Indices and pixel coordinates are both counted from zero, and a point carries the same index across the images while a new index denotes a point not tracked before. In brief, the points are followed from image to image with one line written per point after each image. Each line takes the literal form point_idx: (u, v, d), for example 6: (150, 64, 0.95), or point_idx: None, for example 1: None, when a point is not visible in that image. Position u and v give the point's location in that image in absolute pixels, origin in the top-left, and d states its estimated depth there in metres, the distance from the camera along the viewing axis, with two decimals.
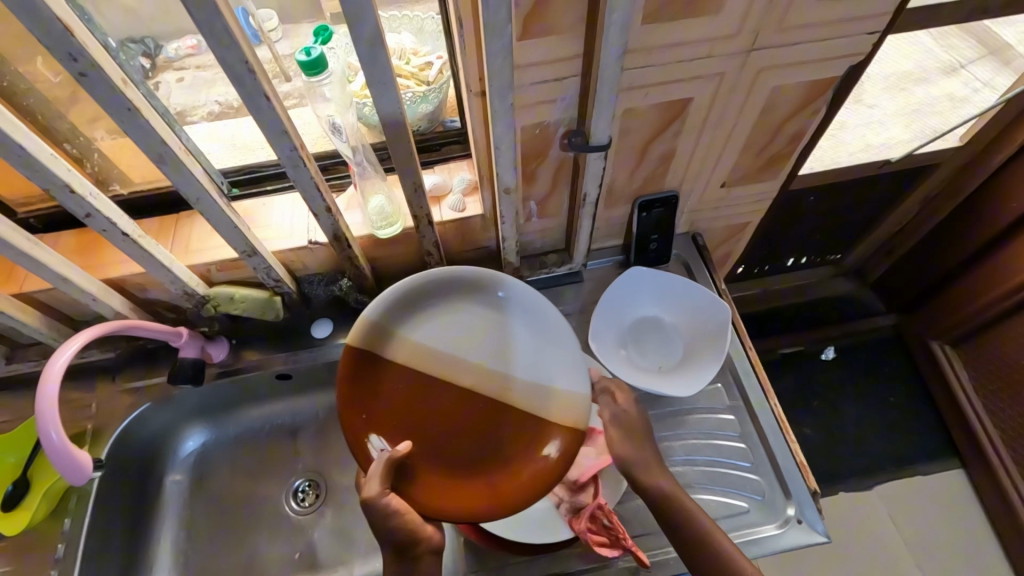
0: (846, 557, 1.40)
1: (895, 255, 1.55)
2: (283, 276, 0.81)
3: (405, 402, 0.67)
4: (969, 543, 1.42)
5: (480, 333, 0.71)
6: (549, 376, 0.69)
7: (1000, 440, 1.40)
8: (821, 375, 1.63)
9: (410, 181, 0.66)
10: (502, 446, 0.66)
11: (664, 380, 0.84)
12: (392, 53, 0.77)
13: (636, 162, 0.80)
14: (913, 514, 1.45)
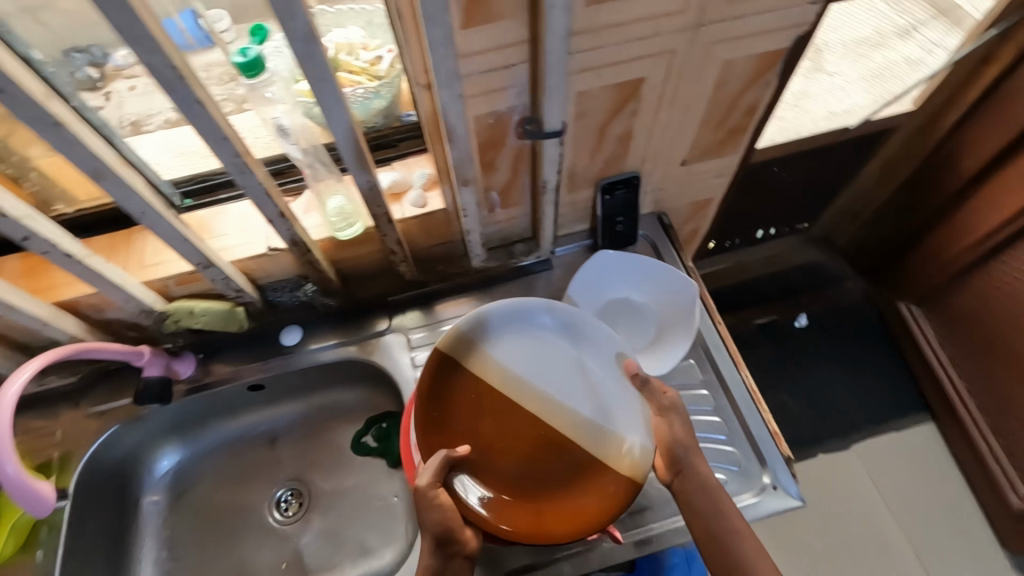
0: (828, 516, 1.44)
1: (861, 219, 1.59)
2: (243, 285, 0.79)
3: (474, 414, 0.70)
4: (943, 492, 1.48)
5: (563, 367, 0.73)
6: (613, 416, 0.71)
7: (968, 391, 1.45)
8: (796, 342, 1.66)
9: (364, 179, 0.65)
10: (562, 474, 0.68)
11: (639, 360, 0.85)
12: (339, 49, 0.74)
13: (595, 145, 0.79)
14: (889, 469, 1.50)
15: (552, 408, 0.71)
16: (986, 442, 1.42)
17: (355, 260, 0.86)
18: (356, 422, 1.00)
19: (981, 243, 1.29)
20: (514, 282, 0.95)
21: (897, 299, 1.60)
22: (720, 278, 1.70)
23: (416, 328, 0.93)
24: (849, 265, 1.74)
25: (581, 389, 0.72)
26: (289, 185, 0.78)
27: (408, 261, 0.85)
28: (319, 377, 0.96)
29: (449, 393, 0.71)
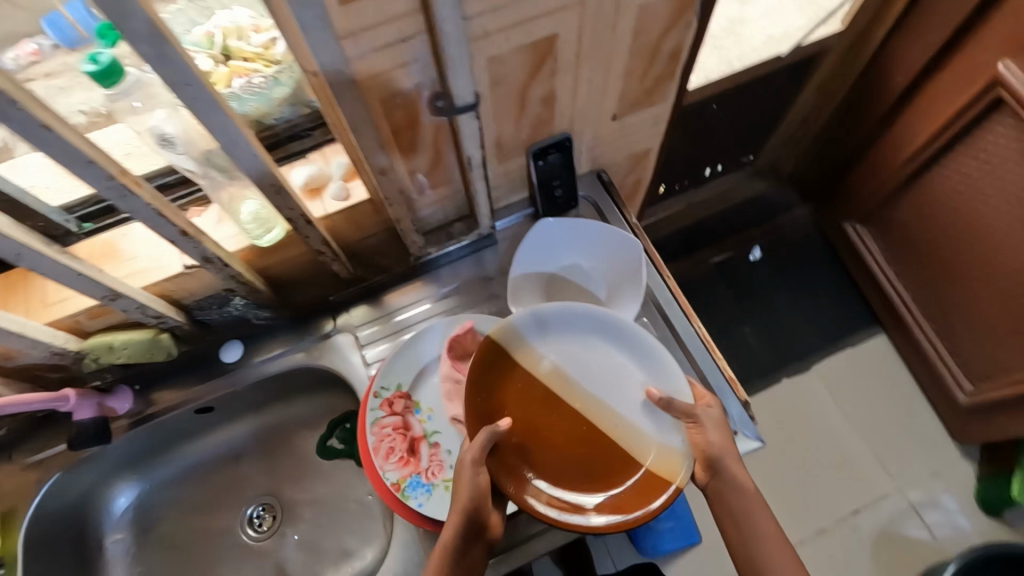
0: (795, 437, 1.51)
1: (802, 145, 1.60)
2: (163, 310, 0.73)
3: (519, 402, 0.64)
4: (900, 399, 1.56)
5: (610, 376, 0.67)
6: (654, 429, 0.65)
7: (916, 306, 1.50)
8: (752, 275, 1.69)
9: (268, 182, 0.59)
10: (605, 473, 0.62)
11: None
12: (227, 34, 0.68)
13: (518, 112, 0.75)
14: (847, 385, 1.57)
15: (593, 413, 0.65)
16: (933, 347, 1.47)
17: (284, 265, 0.81)
18: (318, 427, 0.97)
19: (911, 159, 1.31)
20: (458, 263, 0.91)
21: (842, 219, 1.62)
22: (673, 221, 1.70)
23: (363, 325, 0.89)
24: (795, 192, 1.76)
25: (624, 396, 0.67)
26: (195, 195, 0.71)
27: (340, 259, 0.80)
28: (270, 389, 0.92)
29: (493, 378, 0.64)
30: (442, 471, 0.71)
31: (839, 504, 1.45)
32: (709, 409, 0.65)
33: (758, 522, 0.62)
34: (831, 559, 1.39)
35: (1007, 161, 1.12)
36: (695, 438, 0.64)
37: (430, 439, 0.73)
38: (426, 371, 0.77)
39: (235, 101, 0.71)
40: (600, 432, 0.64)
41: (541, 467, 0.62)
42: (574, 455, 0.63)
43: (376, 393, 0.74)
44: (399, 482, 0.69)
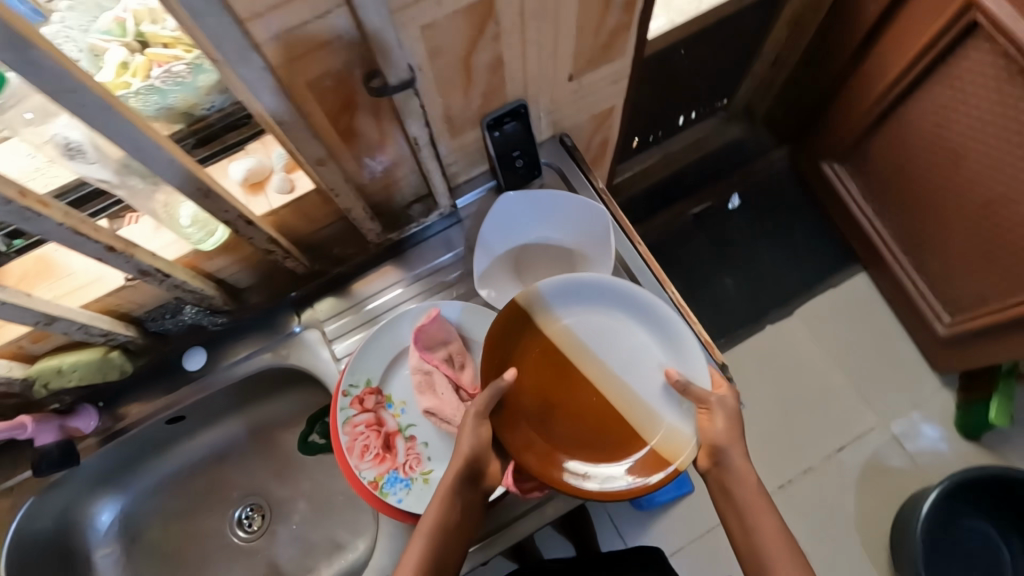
0: (781, 382, 1.52)
1: (776, 84, 1.55)
2: (110, 327, 0.70)
3: (536, 369, 0.65)
4: (886, 337, 1.55)
5: (630, 353, 0.67)
6: (664, 411, 0.64)
7: (895, 244, 1.49)
8: (731, 225, 1.67)
9: (193, 188, 0.55)
10: (610, 444, 0.63)
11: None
12: (137, 18, 0.64)
13: (465, 82, 0.69)
14: (830, 327, 1.57)
15: (607, 387, 0.65)
16: (912, 282, 1.47)
17: (234, 266, 0.77)
18: (297, 424, 0.95)
19: (886, 94, 1.27)
20: (421, 246, 0.87)
21: (819, 159, 1.58)
22: (649, 175, 1.66)
23: (329, 320, 0.85)
24: (771, 134, 1.71)
25: (642, 374, 0.66)
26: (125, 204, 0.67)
27: (292, 255, 0.76)
28: (242, 391, 0.89)
29: (513, 343, 0.65)
30: (420, 464, 0.70)
31: (824, 442, 1.47)
32: (727, 399, 0.64)
33: (756, 514, 0.61)
34: (820, 496, 1.42)
35: (983, 87, 1.08)
36: (704, 424, 0.63)
37: (405, 433, 0.72)
38: (395, 363, 0.75)
39: (155, 96, 0.66)
40: (610, 405, 0.65)
41: (549, 434, 0.63)
42: (582, 424, 0.64)
43: (345, 392, 0.72)
44: (376, 479, 0.68)
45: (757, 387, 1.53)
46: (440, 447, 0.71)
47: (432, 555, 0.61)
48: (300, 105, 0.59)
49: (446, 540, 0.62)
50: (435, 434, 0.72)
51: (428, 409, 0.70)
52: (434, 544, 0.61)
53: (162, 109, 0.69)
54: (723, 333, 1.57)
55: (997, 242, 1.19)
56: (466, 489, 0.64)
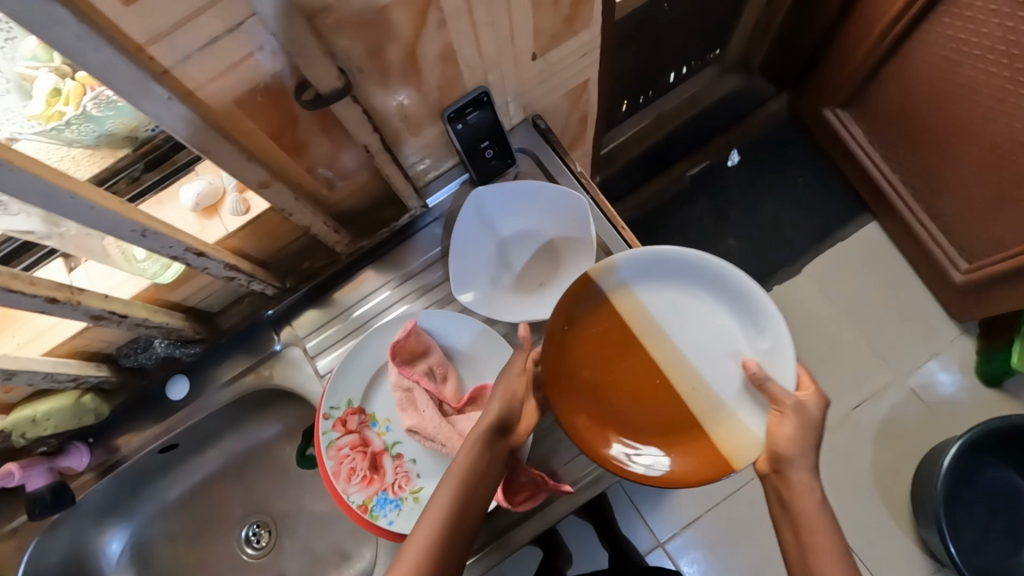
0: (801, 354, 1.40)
1: (771, 31, 1.41)
2: (76, 371, 0.69)
3: (603, 344, 0.66)
4: (916, 293, 1.42)
5: (707, 337, 0.66)
6: (732, 403, 0.64)
7: (913, 198, 1.36)
8: (734, 185, 1.53)
9: (128, 230, 0.52)
10: (669, 427, 0.64)
11: (545, 297, 0.77)
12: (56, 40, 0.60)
13: (415, 76, 0.63)
14: (851, 287, 1.43)
15: (679, 366, 0.65)
16: (925, 229, 1.35)
17: (199, 293, 0.74)
18: (293, 439, 0.94)
19: (890, 29, 1.17)
20: (395, 251, 0.82)
21: (821, 105, 1.46)
22: (640, 140, 1.54)
23: (309, 336, 0.81)
24: (770, 82, 1.58)
25: (719, 359, 0.65)
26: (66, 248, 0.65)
27: (257, 278, 0.74)
28: (231, 414, 0.88)
29: (583, 316, 0.66)
30: (410, 483, 0.68)
31: (840, 400, 1.36)
32: (807, 404, 0.60)
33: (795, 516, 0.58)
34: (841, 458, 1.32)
35: (998, 13, 1.00)
36: (773, 427, 0.61)
37: (392, 451, 0.70)
38: (376, 380, 0.72)
39: (91, 125, 0.63)
40: (674, 388, 0.65)
41: (607, 413, 0.64)
42: (642, 402, 0.65)
43: (325, 415, 0.69)
44: (365, 503, 0.66)
45: None
46: (428, 463, 0.69)
47: (454, 512, 0.57)
48: (231, 127, 0.54)
49: (470, 495, 0.58)
50: (422, 450, 0.70)
51: (411, 427, 0.68)
52: (457, 501, 0.58)
53: (102, 136, 0.65)
54: None
55: (1014, 182, 1.11)
56: (490, 446, 0.61)
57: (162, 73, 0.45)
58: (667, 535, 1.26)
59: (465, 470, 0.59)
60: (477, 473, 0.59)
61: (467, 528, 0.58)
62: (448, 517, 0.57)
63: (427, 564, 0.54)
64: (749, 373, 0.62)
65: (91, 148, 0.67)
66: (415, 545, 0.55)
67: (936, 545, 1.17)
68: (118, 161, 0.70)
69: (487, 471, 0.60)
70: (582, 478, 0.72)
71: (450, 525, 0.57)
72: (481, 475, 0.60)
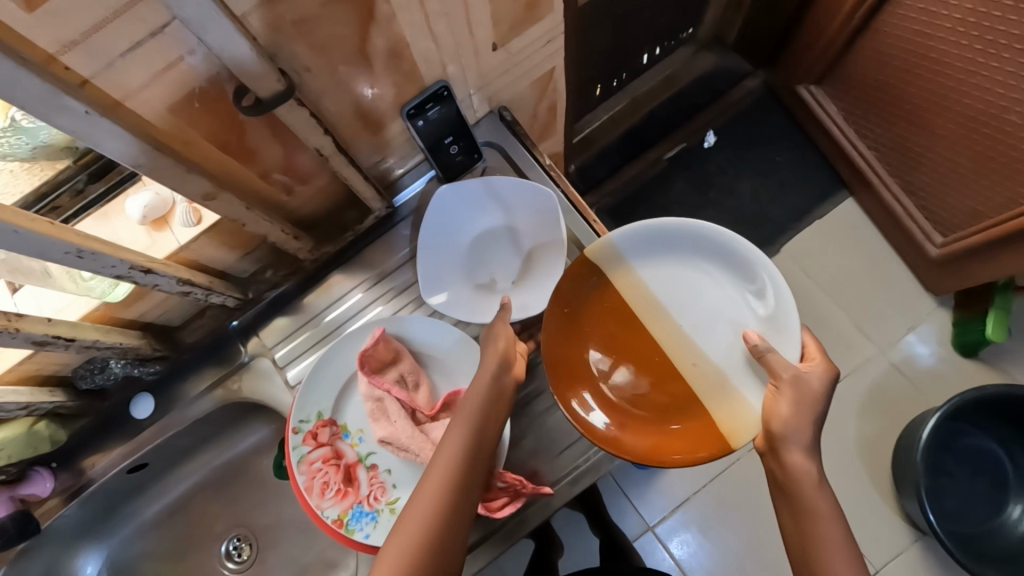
0: None
1: (743, 6, 1.39)
2: (28, 398, 0.67)
3: (603, 324, 0.70)
4: (893, 267, 1.42)
5: (709, 312, 0.68)
6: (733, 377, 0.66)
7: (887, 172, 1.36)
8: (711, 164, 1.50)
9: (61, 252, 0.49)
10: (668, 405, 0.67)
11: (515, 297, 0.74)
12: None
13: (367, 72, 0.60)
14: (831, 265, 1.42)
15: (682, 344, 0.68)
16: (900, 204, 1.35)
17: (155, 309, 0.71)
18: (271, 450, 0.92)
19: (861, 3, 1.16)
20: (362, 255, 0.80)
21: (795, 83, 1.44)
22: (616, 123, 1.52)
23: (278, 345, 0.78)
24: (745, 60, 1.55)
25: (723, 335, 0.68)
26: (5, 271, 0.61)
27: (215, 291, 0.71)
28: (201, 430, 0.85)
29: (584, 298, 0.70)
30: (386, 494, 0.66)
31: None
32: (805, 379, 0.60)
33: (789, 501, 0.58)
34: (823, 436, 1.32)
35: None
36: (770, 404, 0.61)
37: (366, 462, 0.68)
38: (347, 390, 0.70)
39: (23, 138, 0.58)
40: (675, 365, 0.68)
41: (606, 393, 0.68)
42: (642, 380, 0.68)
43: (295, 429, 0.67)
44: (341, 517, 0.65)
45: None
46: (404, 473, 0.68)
47: (454, 481, 0.56)
48: (168, 137, 0.51)
49: (470, 464, 0.57)
50: (397, 459, 0.68)
51: (383, 438, 0.66)
52: (458, 471, 0.57)
53: (38, 149, 0.61)
54: None
55: (987, 154, 1.10)
56: (488, 413, 0.61)
57: (80, 84, 0.42)
58: (656, 519, 1.27)
59: (464, 439, 0.58)
60: (475, 442, 0.59)
61: (469, 497, 0.57)
62: (448, 485, 0.56)
63: (428, 532, 0.53)
64: (750, 346, 0.64)
65: (28, 160, 0.62)
66: (415, 515, 0.54)
67: (917, 514, 1.19)
68: (58, 174, 0.65)
69: (485, 438, 0.60)
70: (563, 477, 0.71)
71: (452, 493, 0.55)
72: (480, 444, 0.59)
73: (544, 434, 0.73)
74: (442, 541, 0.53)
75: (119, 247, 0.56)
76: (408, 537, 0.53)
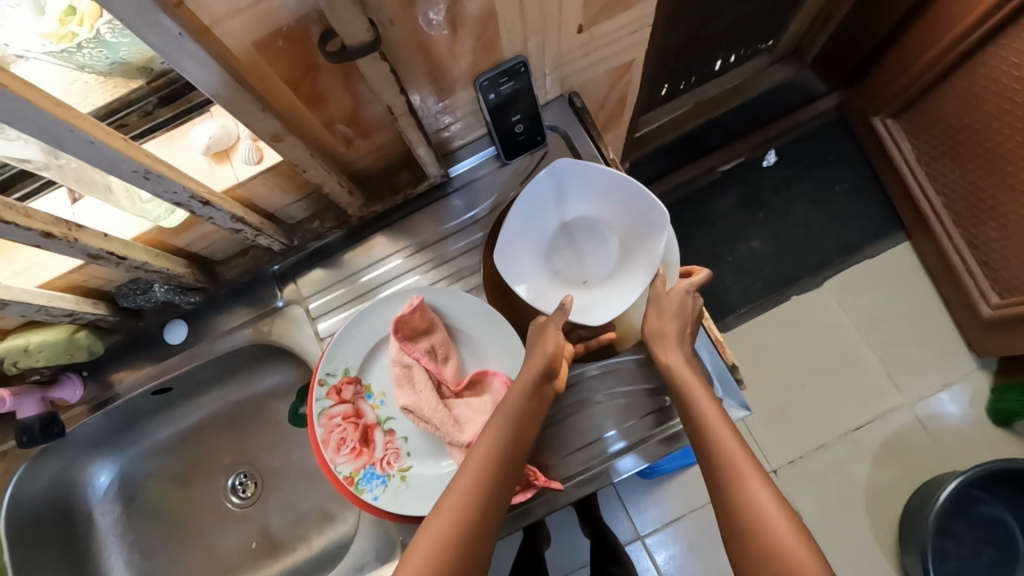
0: (812, 371, 1.34)
1: (831, 24, 1.33)
2: (73, 306, 0.68)
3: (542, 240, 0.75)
4: (937, 319, 1.36)
5: (627, 245, 0.72)
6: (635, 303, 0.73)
7: (953, 223, 1.28)
8: (767, 183, 1.44)
9: (129, 170, 0.49)
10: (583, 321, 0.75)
11: (586, 299, 0.71)
12: None
13: (450, 35, 0.58)
14: (872, 307, 1.37)
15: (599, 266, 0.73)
16: (961, 257, 1.27)
17: (203, 241, 0.72)
18: (289, 396, 0.94)
19: (964, 38, 1.09)
20: (407, 220, 0.79)
21: (871, 113, 1.36)
22: (673, 127, 1.46)
23: (313, 296, 0.79)
24: (821, 81, 1.47)
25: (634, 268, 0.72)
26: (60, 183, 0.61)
27: (263, 232, 0.71)
28: (228, 364, 0.87)
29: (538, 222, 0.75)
30: (399, 460, 0.67)
31: (776, 452, 1.30)
32: None
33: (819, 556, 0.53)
34: (794, 494, 1.28)
35: None
36: None
37: (384, 425, 0.68)
38: (375, 352, 0.70)
39: (104, 51, 0.58)
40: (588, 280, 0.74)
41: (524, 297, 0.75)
42: None
43: (320, 381, 0.67)
44: (352, 475, 0.65)
45: (790, 373, 1.35)
46: (420, 443, 0.68)
47: (483, 486, 0.56)
48: (248, 73, 0.51)
49: (516, 446, 0.58)
50: (416, 429, 0.69)
51: (405, 406, 0.65)
52: (502, 449, 0.58)
53: (116, 64, 0.61)
54: (743, 302, 1.38)
55: None
56: (525, 424, 0.60)
57: (174, 5, 0.41)
58: (648, 529, 1.26)
59: (498, 449, 0.58)
60: (507, 455, 0.58)
61: (511, 474, 0.58)
62: (477, 489, 0.56)
63: (457, 533, 0.54)
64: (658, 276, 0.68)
65: (105, 74, 0.63)
66: (445, 514, 0.55)
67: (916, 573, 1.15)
68: (131, 92, 0.64)
69: (527, 426, 0.60)
70: (574, 476, 0.70)
71: (500, 468, 0.57)
72: (512, 456, 0.58)
73: (562, 430, 0.72)
74: (469, 542, 0.54)
75: (183, 175, 0.56)
76: (457, 500, 0.55)
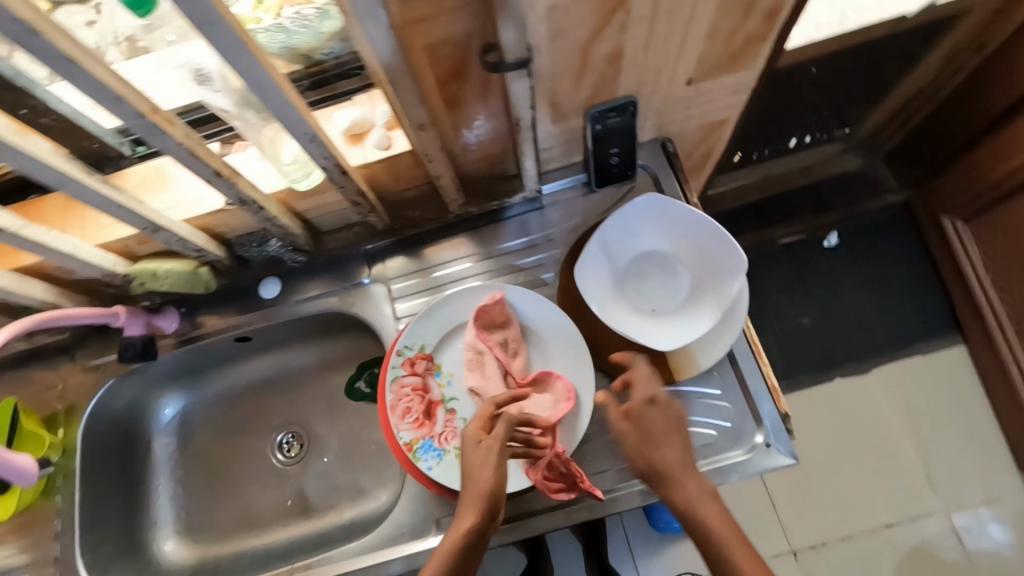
0: (848, 455, 1.32)
1: (911, 123, 1.38)
2: (203, 245, 0.77)
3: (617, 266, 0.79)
4: (986, 428, 1.33)
5: (696, 283, 0.77)
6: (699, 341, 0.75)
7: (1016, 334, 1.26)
8: (826, 262, 1.46)
9: (302, 131, 0.58)
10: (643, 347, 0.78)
11: (653, 326, 0.75)
12: None
13: (579, 69, 0.66)
14: (920, 404, 1.35)
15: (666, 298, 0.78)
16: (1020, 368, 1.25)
17: (320, 209, 0.81)
18: (348, 369, 1.00)
19: None
20: (497, 226, 0.86)
21: (942, 212, 1.37)
22: (736, 195, 1.49)
23: (399, 278, 0.86)
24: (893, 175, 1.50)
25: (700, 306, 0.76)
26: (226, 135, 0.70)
27: (374, 211, 0.79)
28: (306, 327, 0.94)
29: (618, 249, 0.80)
30: (455, 438, 0.71)
31: (802, 530, 1.27)
32: None
33: None
34: None
35: None
36: None
37: (447, 404, 0.73)
38: (451, 336, 0.76)
39: (281, 35, 0.63)
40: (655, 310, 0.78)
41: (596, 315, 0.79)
42: None
43: (399, 351, 0.73)
44: (412, 442, 0.70)
45: (825, 454, 1.33)
46: None
47: None
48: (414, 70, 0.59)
49: None
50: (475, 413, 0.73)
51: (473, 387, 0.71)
52: None
53: (285, 49, 0.66)
54: (786, 373, 1.38)
55: None
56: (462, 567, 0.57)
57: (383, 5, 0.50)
58: None
59: None
60: None
61: None
62: None
63: None
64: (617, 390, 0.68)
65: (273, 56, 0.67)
66: None
67: None
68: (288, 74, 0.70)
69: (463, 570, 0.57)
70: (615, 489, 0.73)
71: None
72: None
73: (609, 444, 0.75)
74: None
75: None
76: None
